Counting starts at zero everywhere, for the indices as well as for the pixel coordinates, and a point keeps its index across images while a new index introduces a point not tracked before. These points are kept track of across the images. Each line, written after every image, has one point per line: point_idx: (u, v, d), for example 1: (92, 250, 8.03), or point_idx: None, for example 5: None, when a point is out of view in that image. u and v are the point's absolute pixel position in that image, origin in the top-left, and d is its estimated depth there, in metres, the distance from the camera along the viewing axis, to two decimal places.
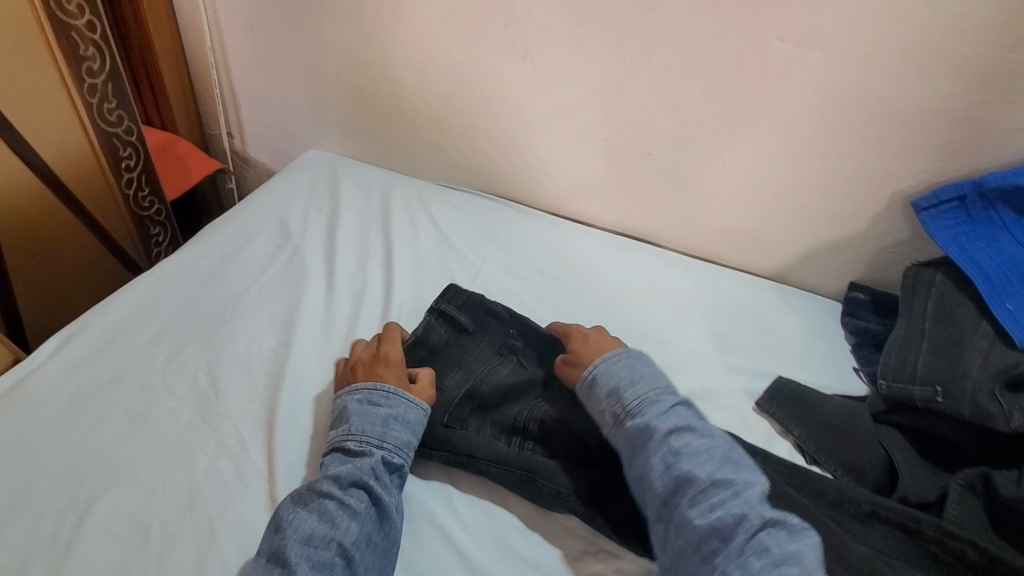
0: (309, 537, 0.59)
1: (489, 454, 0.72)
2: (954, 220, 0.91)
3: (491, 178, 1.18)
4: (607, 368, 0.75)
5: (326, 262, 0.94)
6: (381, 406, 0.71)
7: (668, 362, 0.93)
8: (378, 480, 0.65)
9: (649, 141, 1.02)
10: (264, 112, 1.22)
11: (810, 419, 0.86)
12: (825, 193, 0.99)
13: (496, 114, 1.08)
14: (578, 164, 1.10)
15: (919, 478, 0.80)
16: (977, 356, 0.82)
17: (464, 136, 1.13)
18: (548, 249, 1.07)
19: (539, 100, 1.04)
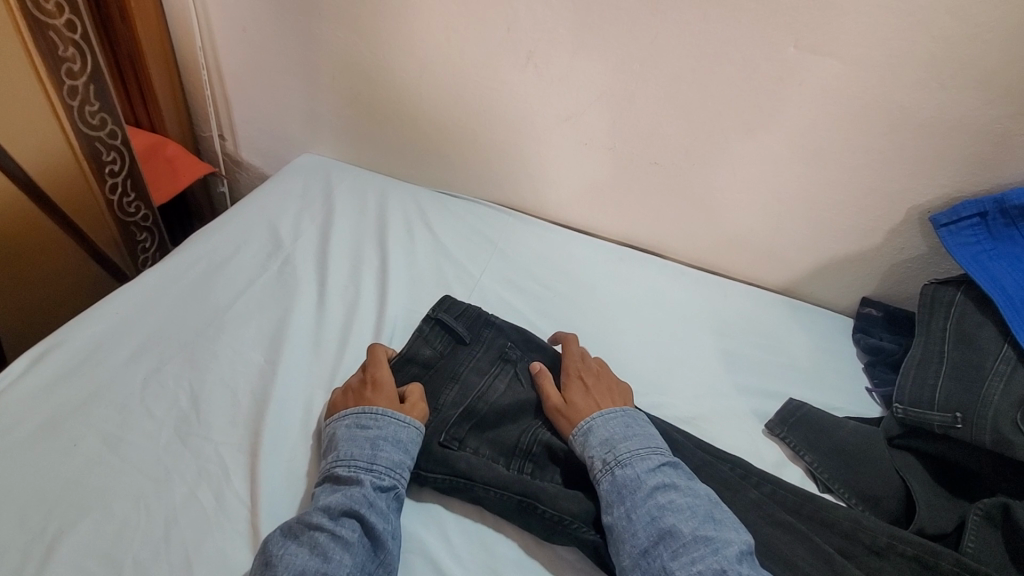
0: (300, 573, 0.55)
1: (486, 476, 0.68)
2: (975, 237, 0.87)
3: (491, 185, 1.14)
4: (603, 420, 0.72)
5: (319, 273, 0.90)
6: (370, 426, 0.67)
7: (674, 380, 0.90)
8: (371, 507, 0.61)
9: (656, 151, 0.99)
10: (258, 114, 1.18)
11: (821, 444, 0.82)
12: (837, 206, 0.96)
13: (496, 120, 1.04)
14: (581, 173, 1.06)
15: (936, 508, 0.76)
16: (998, 382, 0.78)
17: (464, 142, 1.10)
18: (549, 260, 1.04)
19: (541, 107, 1.00)
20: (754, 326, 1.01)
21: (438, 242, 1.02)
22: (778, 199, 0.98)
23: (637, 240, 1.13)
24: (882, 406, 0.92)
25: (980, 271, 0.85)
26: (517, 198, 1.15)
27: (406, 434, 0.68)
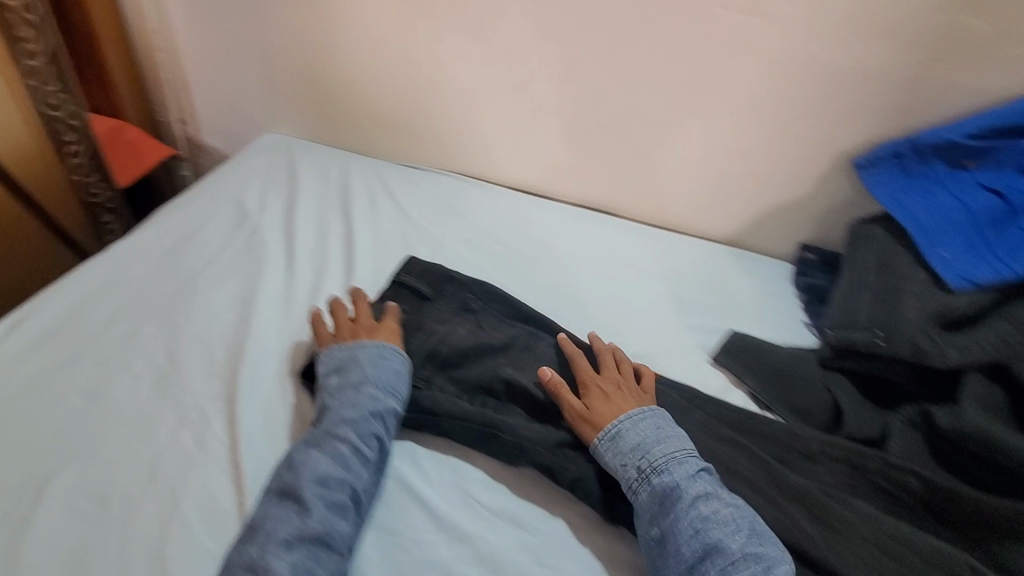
0: (325, 479, 0.62)
1: (452, 411, 0.74)
2: (892, 172, 0.94)
3: (450, 156, 1.18)
4: (631, 424, 0.70)
5: (285, 242, 0.94)
6: (391, 358, 0.74)
7: (628, 326, 0.94)
8: (387, 431, 0.69)
9: (602, 114, 1.04)
10: (218, 97, 1.21)
11: (767, 367, 0.89)
12: (774, 159, 1.02)
13: (450, 92, 1.09)
14: (535, 139, 1.11)
15: (863, 414, 0.83)
16: (914, 300, 0.85)
17: (421, 115, 1.14)
18: (508, 225, 1.08)
19: (493, 75, 1.05)
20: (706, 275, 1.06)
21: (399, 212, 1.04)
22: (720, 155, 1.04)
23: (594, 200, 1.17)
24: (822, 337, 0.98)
25: (896, 201, 0.92)
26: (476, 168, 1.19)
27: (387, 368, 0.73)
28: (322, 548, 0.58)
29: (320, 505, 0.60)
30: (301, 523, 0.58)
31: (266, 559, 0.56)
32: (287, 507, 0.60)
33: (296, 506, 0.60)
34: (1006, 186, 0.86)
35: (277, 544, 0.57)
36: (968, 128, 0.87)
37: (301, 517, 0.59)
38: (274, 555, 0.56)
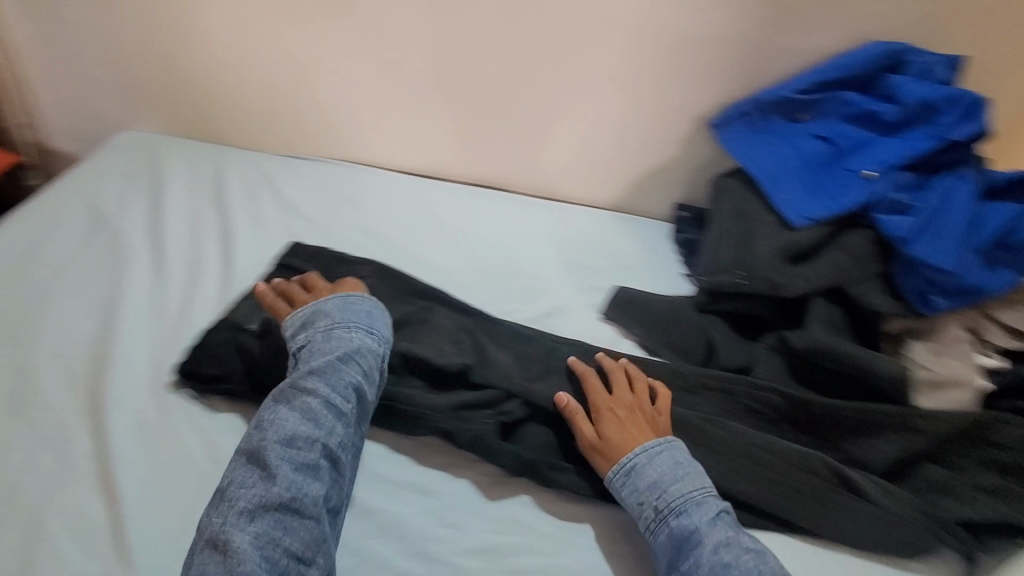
0: (291, 439, 0.58)
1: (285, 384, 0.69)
2: (740, 134, 0.92)
3: (336, 144, 1.11)
4: (646, 457, 0.65)
5: (158, 244, 0.88)
6: (361, 306, 0.70)
7: (537, 290, 0.93)
8: (365, 380, 0.64)
9: (478, 94, 1.01)
10: (72, 94, 1.11)
11: (644, 314, 0.88)
12: (651, 125, 1.00)
13: (320, 77, 1.03)
14: (419, 125, 1.06)
15: (734, 347, 0.84)
16: (761, 238, 0.85)
17: (295, 101, 1.06)
18: (406, 212, 1.03)
19: (359, 52, 0.99)
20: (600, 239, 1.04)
21: (279, 204, 0.99)
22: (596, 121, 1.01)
23: (491, 179, 1.12)
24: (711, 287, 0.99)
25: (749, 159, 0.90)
26: (365, 156, 1.12)
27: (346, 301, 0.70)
28: (290, 514, 0.54)
29: (286, 465, 0.56)
30: (263, 488, 0.54)
31: (228, 532, 0.51)
32: (249, 472, 0.55)
33: (259, 469, 0.55)
34: (833, 135, 0.87)
35: (238, 518, 0.52)
36: (796, 85, 0.88)
37: (264, 480, 0.55)
38: (234, 527, 0.52)
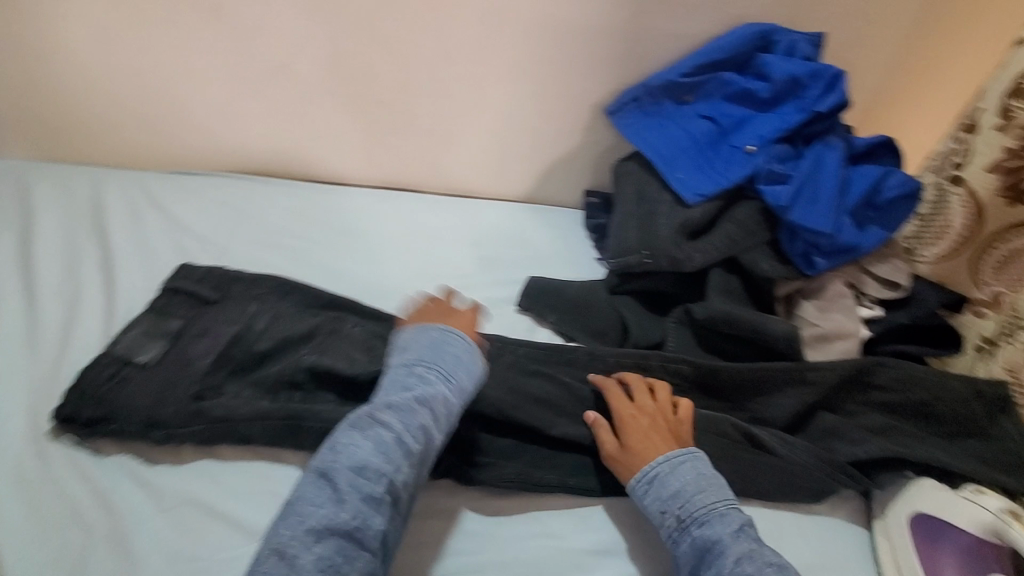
0: (360, 467, 0.49)
1: (248, 413, 0.57)
2: (750, 158, 0.76)
3: (373, 146, 0.93)
4: (670, 465, 0.57)
5: (159, 281, 0.76)
6: (453, 345, 0.60)
7: (595, 302, 0.78)
8: (435, 422, 0.54)
9: (555, 79, 0.86)
10: (25, 81, 0.85)
11: (710, 340, 0.73)
12: (741, 125, 0.80)
13: (354, 67, 0.84)
14: (476, 128, 0.91)
15: None
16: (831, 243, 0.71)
17: (319, 109, 0.89)
18: (450, 213, 0.93)
19: (408, 48, 0.83)
20: (696, 238, 0.77)
21: (300, 209, 0.89)
22: (689, 111, 0.82)
23: (541, 199, 1.00)
24: (854, 303, 0.74)
25: (769, 184, 0.74)
26: (409, 162, 0.95)
27: (360, 334, 0.66)
28: (353, 540, 0.46)
29: (354, 496, 0.48)
30: (331, 513, 0.47)
31: (294, 547, 0.45)
32: (319, 490, 0.48)
33: (329, 493, 0.48)
34: (849, 178, 0.75)
35: (306, 531, 0.46)
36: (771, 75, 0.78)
37: (333, 506, 0.47)
38: (298, 546, 0.45)
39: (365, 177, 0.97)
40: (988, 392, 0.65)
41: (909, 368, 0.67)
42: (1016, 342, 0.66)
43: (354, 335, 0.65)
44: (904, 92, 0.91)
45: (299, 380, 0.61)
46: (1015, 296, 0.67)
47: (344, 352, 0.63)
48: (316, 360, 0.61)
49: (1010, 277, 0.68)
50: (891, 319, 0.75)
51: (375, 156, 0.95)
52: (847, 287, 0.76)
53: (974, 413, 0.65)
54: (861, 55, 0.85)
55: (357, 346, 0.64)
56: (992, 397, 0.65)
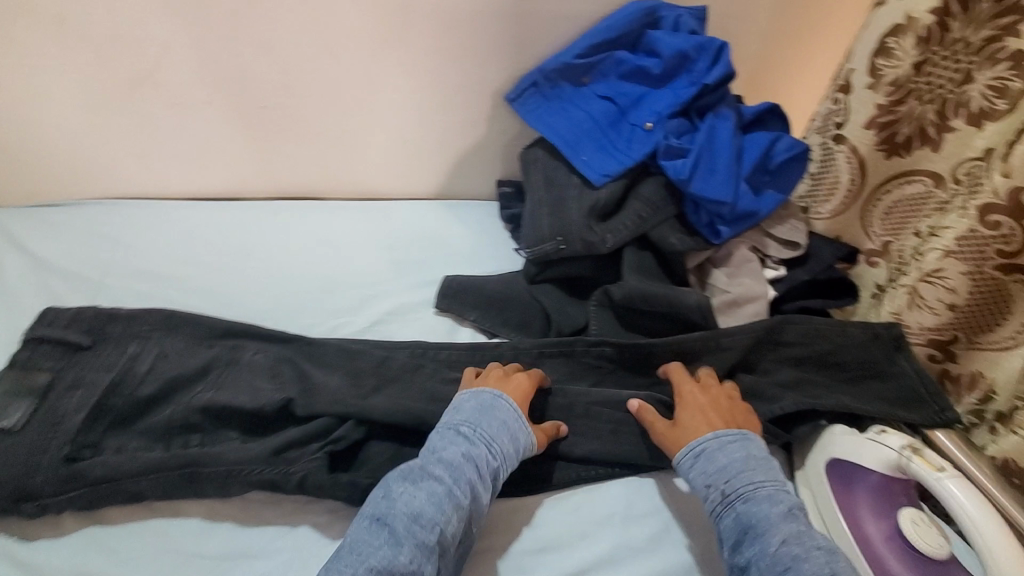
0: (416, 516, 0.48)
1: (135, 468, 0.51)
2: (650, 136, 0.77)
3: (263, 156, 0.87)
4: (721, 442, 0.57)
5: (20, 330, 0.67)
6: (501, 407, 0.56)
7: (515, 295, 0.76)
8: (482, 479, 0.52)
9: (451, 70, 0.83)
10: None
11: (630, 319, 0.73)
12: (638, 102, 0.80)
13: (230, 73, 0.77)
14: (374, 127, 0.87)
15: None
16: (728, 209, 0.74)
17: (196, 118, 0.81)
18: (358, 217, 0.88)
19: (286, 47, 0.76)
20: (606, 220, 0.77)
21: (187, 231, 0.81)
22: (588, 93, 0.82)
23: (453, 194, 0.98)
24: (759, 266, 0.77)
25: (669, 159, 0.75)
26: (307, 169, 0.89)
27: (261, 361, 0.61)
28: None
29: (409, 543, 0.47)
30: (388, 558, 0.46)
31: None
32: (375, 535, 0.47)
33: (385, 539, 0.47)
34: (743, 147, 0.78)
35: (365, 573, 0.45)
36: (662, 50, 0.78)
37: (389, 552, 0.46)
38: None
39: (258, 188, 0.90)
40: (885, 335, 0.69)
41: (814, 324, 0.70)
42: (899, 286, 0.70)
43: (255, 363, 0.60)
44: (786, 58, 0.95)
45: (194, 422, 0.55)
46: (899, 242, 0.72)
47: (245, 384, 0.58)
48: (211, 399, 0.56)
49: (893, 223, 0.73)
50: (792, 278, 0.78)
51: (268, 166, 0.88)
52: (752, 251, 0.79)
53: (875, 356, 0.69)
54: (740, 25, 0.88)
55: (259, 375, 0.59)
56: (889, 339, 0.69)
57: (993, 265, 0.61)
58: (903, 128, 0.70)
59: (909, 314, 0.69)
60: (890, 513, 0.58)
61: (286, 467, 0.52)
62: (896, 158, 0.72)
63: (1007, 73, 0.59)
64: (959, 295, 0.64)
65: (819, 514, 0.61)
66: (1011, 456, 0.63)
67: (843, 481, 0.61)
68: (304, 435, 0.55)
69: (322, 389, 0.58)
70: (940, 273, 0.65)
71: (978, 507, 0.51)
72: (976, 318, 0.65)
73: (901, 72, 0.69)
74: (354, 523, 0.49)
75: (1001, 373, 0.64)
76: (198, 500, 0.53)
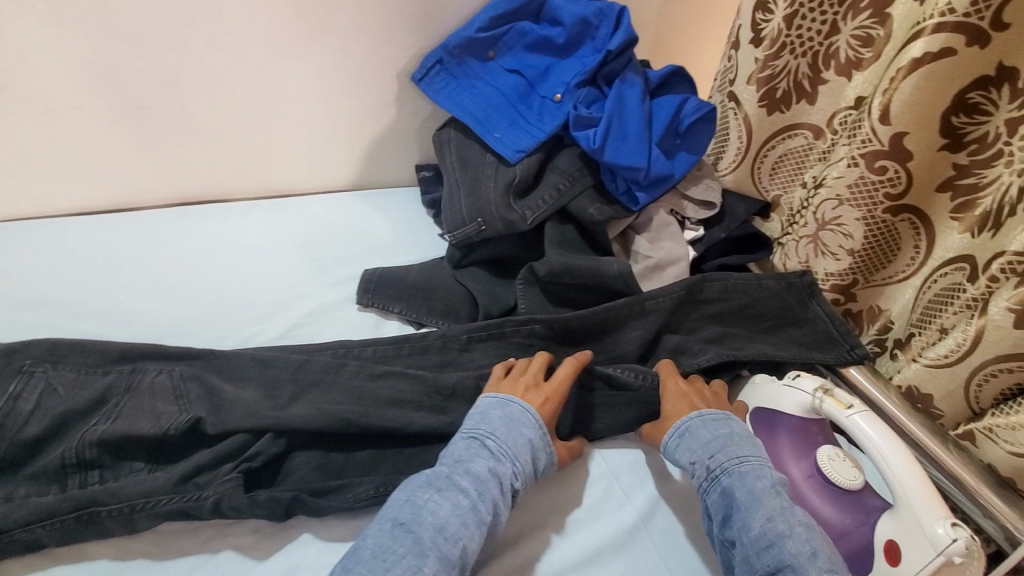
0: (442, 527, 0.46)
1: (24, 517, 0.47)
2: (560, 107, 0.77)
3: (155, 159, 0.79)
4: (703, 420, 0.58)
5: None
6: (529, 425, 0.55)
7: (439, 282, 0.74)
8: (504, 497, 0.51)
9: (350, 53, 0.78)
10: None
11: (558, 293, 0.73)
12: (545, 74, 0.79)
13: (98, 72, 0.69)
14: (276, 119, 0.81)
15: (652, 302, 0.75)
16: (641, 175, 0.74)
17: (65, 125, 0.72)
18: (266, 217, 0.83)
19: (164, 39, 0.69)
20: (524, 197, 0.76)
21: (73, 250, 0.74)
22: (494, 67, 0.79)
23: (371, 183, 0.94)
24: (679, 229, 0.79)
25: (580, 129, 0.74)
26: (207, 170, 0.83)
27: (163, 383, 0.56)
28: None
29: (433, 555, 0.45)
30: (414, 568, 0.43)
31: None
32: (397, 541, 0.45)
33: (409, 546, 0.45)
34: (652, 112, 0.78)
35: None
36: (564, 19, 0.77)
37: (413, 561, 0.44)
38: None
39: (150, 195, 0.83)
40: (799, 285, 0.72)
41: (731, 279, 0.72)
42: (801, 235, 0.74)
43: (157, 386, 0.56)
44: (686, 19, 0.96)
45: (91, 458, 0.51)
46: (789, 194, 0.78)
47: (146, 410, 0.54)
48: (106, 431, 0.51)
49: (781, 179, 0.78)
50: (710, 237, 0.80)
51: (160, 170, 0.80)
52: (670, 214, 0.80)
53: (789, 304, 0.72)
54: None
55: (162, 398, 0.55)
56: (801, 286, 0.73)
57: (882, 209, 0.65)
58: (781, 83, 0.73)
59: (816, 261, 0.73)
60: (809, 453, 0.60)
61: (198, 492, 0.50)
62: (779, 113, 0.75)
63: (868, 22, 0.64)
64: (855, 240, 0.68)
65: None
66: (913, 383, 0.66)
67: (765, 428, 0.64)
68: (215, 455, 0.52)
69: (234, 404, 0.55)
70: (838, 222, 0.68)
71: (881, 435, 0.55)
72: (873, 259, 0.69)
73: (776, 26, 0.70)
74: (374, 526, 0.47)
75: (898, 304, 0.69)
76: (105, 539, 0.49)
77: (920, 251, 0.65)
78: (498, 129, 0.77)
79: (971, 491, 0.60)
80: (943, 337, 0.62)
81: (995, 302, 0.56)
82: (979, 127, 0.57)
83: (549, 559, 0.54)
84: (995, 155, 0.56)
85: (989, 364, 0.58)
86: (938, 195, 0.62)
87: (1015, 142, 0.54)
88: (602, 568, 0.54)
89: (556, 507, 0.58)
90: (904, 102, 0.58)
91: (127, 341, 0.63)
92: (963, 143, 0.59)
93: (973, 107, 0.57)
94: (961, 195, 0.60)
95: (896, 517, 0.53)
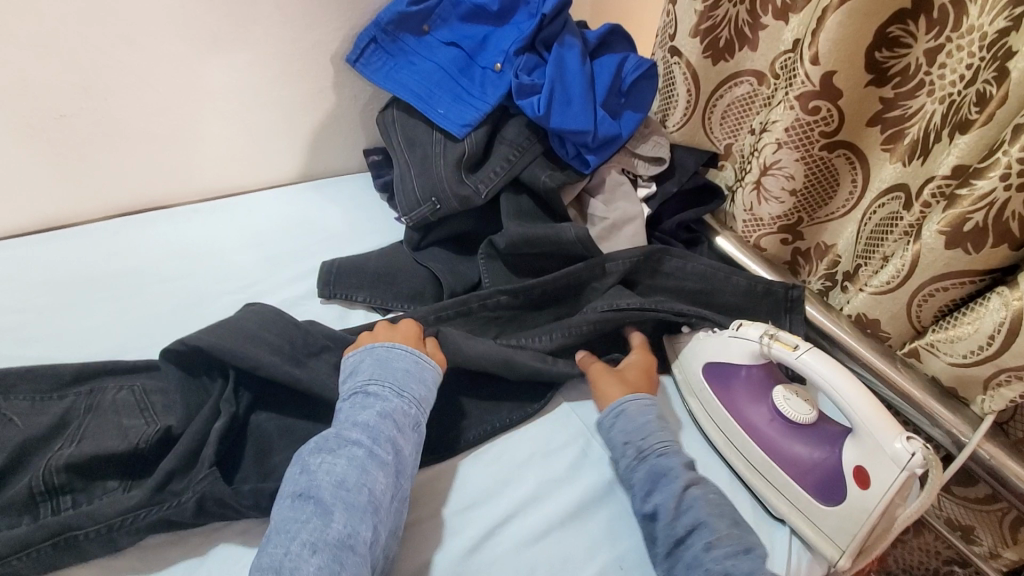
0: (341, 482, 0.48)
1: None
2: (502, 77, 0.76)
3: (80, 170, 0.74)
4: (637, 404, 0.61)
5: None
6: (400, 358, 0.57)
7: (399, 266, 0.74)
8: (401, 431, 0.53)
9: (285, 40, 0.76)
10: None
11: (519, 263, 0.74)
12: (484, 44, 0.78)
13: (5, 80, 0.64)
14: (212, 116, 0.78)
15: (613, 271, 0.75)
16: (589, 138, 0.74)
17: None
18: (211, 219, 0.80)
19: (76, 41, 0.65)
20: (476, 171, 0.76)
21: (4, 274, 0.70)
22: (430, 41, 0.78)
23: (317, 172, 0.91)
24: (632, 188, 0.80)
25: (524, 97, 0.74)
26: (141, 178, 0.79)
27: (125, 399, 0.55)
28: (346, 551, 0.45)
29: (339, 508, 0.47)
30: (321, 526, 0.46)
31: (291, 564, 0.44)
32: (300, 510, 0.47)
33: (314, 510, 0.47)
34: (594, 73, 0.78)
35: (299, 547, 0.44)
36: None
37: (320, 521, 0.46)
38: (297, 560, 0.44)
39: (78, 208, 0.77)
40: (779, 293, 0.71)
41: (693, 262, 0.73)
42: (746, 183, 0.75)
43: (119, 403, 0.55)
44: None
45: (60, 483, 0.49)
46: (738, 142, 0.80)
47: (111, 426, 0.53)
48: (70, 454, 0.50)
49: (730, 127, 0.81)
50: (663, 192, 0.82)
51: (88, 181, 0.76)
52: (622, 173, 0.81)
53: (763, 311, 0.72)
54: None
55: (126, 414, 0.54)
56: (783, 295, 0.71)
57: (818, 147, 0.67)
58: (723, 32, 0.74)
59: (760, 207, 0.75)
60: (764, 398, 0.64)
61: (176, 500, 0.49)
62: (722, 63, 0.77)
63: None
64: (796, 180, 0.70)
65: (717, 426, 0.66)
66: (861, 311, 0.69)
67: (720, 381, 0.66)
68: (188, 462, 0.51)
69: (207, 408, 0.54)
70: (779, 165, 0.69)
71: (832, 373, 0.57)
72: (814, 197, 0.72)
73: None
74: (279, 505, 0.48)
75: (843, 240, 0.72)
76: (87, 560, 0.48)
77: (857, 184, 0.69)
78: (440, 103, 0.76)
79: (919, 405, 0.64)
80: (885, 265, 0.66)
81: (927, 227, 0.58)
82: (900, 60, 0.60)
83: (531, 521, 0.56)
84: (917, 86, 0.59)
85: (927, 285, 0.61)
86: (869, 130, 0.65)
87: (934, 72, 0.57)
88: (585, 522, 0.57)
89: (536, 469, 0.60)
90: (833, 41, 0.59)
91: (80, 361, 0.61)
92: (887, 78, 0.61)
93: (894, 40, 0.59)
94: (889, 128, 0.63)
95: (857, 445, 0.56)
